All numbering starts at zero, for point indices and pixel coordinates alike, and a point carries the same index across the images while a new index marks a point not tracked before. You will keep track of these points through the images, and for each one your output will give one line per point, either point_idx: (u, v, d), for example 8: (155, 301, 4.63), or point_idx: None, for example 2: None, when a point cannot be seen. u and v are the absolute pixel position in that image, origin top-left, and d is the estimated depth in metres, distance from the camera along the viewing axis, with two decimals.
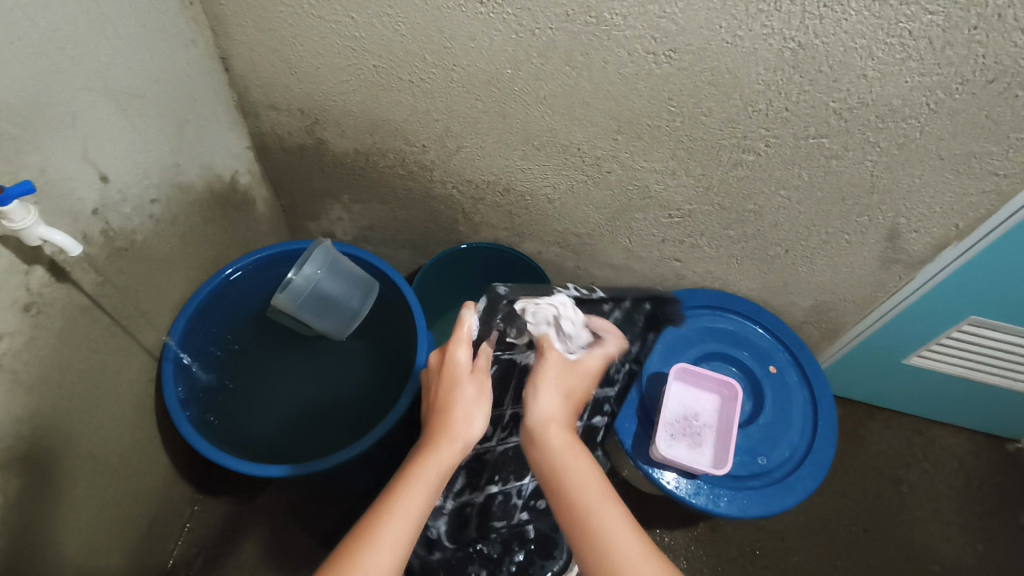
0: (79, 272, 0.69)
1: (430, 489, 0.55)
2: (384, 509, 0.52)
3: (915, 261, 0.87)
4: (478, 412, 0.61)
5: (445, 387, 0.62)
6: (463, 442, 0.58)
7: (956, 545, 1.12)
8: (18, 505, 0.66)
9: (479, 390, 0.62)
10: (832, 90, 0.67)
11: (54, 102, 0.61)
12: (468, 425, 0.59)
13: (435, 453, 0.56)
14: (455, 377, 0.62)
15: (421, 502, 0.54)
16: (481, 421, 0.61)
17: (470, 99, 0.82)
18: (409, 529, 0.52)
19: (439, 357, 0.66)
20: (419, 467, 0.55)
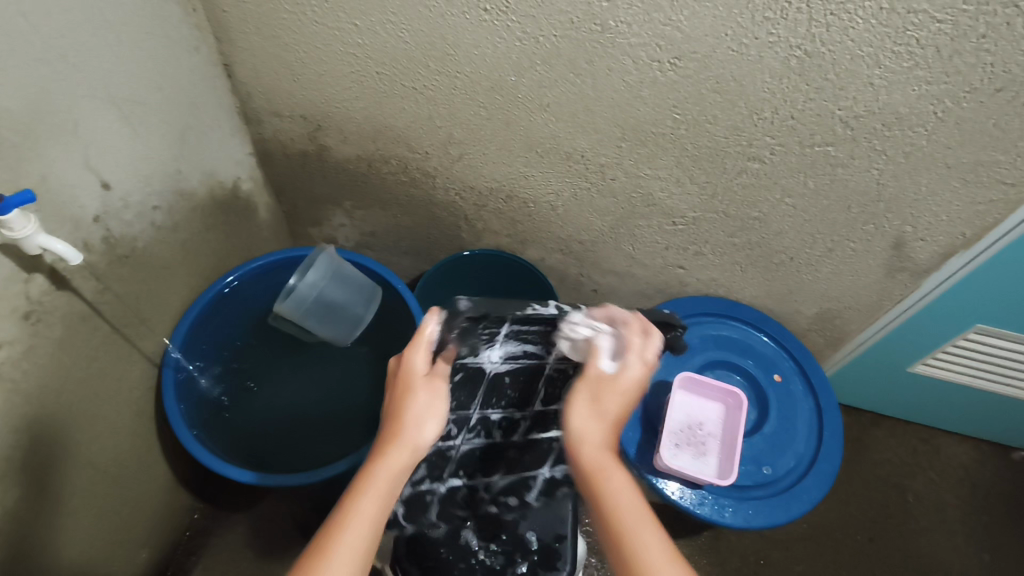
0: (80, 280, 0.69)
1: (377, 513, 0.50)
2: (324, 544, 0.47)
3: (921, 270, 0.87)
4: (432, 420, 0.56)
5: (397, 396, 0.57)
6: (413, 455, 0.54)
7: (963, 555, 1.11)
8: (16, 514, 0.66)
9: (432, 394, 0.57)
10: (838, 98, 0.67)
11: (55, 110, 0.61)
12: (417, 436, 0.54)
13: (382, 469, 0.52)
14: (407, 383, 0.57)
15: (367, 528, 0.49)
16: (435, 432, 0.55)
17: (474, 107, 0.81)
18: (354, 559, 0.47)
19: (394, 362, 0.61)
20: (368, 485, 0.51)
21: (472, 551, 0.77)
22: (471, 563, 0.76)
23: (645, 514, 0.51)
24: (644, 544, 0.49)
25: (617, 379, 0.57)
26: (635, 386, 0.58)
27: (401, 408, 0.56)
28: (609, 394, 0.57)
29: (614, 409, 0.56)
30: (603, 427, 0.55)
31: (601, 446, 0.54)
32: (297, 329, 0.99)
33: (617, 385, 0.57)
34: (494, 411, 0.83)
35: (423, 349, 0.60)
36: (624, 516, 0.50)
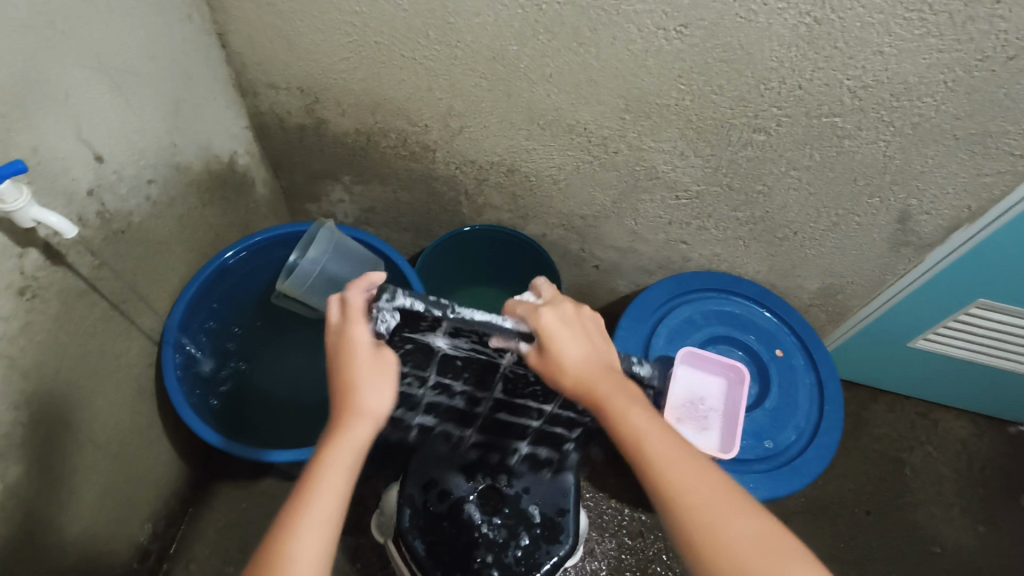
0: (75, 255, 0.68)
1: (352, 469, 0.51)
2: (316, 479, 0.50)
3: (925, 243, 0.86)
4: (368, 372, 0.54)
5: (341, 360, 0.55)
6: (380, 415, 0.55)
7: (958, 527, 1.13)
8: (15, 491, 0.65)
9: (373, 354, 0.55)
10: (847, 67, 0.65)
11: (45, 79, 0.59)
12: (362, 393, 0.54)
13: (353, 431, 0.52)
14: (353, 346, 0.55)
15: (344, 485, 0.50)
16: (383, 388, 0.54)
17: (473, 78, 0.80)
18: (336, 512, 0.49)
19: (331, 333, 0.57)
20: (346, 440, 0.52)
21: (475, 524, 0.77)
22: (474, 536, 0.76)
23: (658, 425, 0.54)
24: (669, 458, 0.52)
25: (557, 308, 0.61)
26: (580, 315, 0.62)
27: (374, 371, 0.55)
28: (553, 334, 0.58)
29: (586, 338, 0.60)
30: (576, 349, 0.58)
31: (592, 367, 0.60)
32: (296, 306, 0.97)
33: (565, 310, 0.61)
34: (457, 381, 0.73)
35: (359, 317, 0.57)
36: (639, 437, 0.54)
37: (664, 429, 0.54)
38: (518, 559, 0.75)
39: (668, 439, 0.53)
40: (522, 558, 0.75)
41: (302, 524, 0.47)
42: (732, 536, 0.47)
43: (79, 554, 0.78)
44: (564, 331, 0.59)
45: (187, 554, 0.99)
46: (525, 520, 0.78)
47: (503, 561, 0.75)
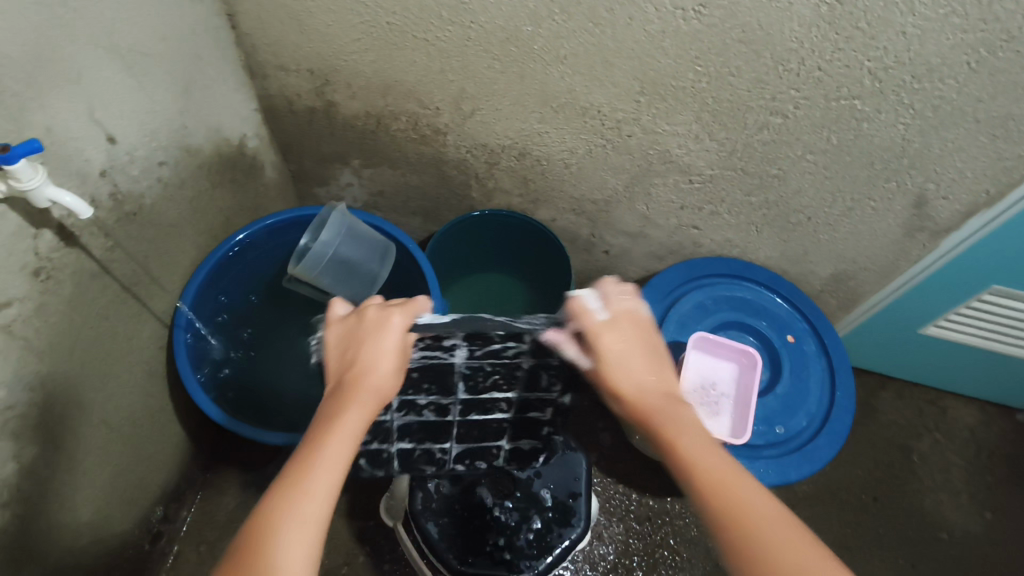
0: (88, 237, 0.67)
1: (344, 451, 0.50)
2: (313, 455, 0.49)
3: (941, 229, 0.85)
4: (393, 358, 0.58)
5: (366, 343, 0.59)
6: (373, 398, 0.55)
7: (965, 514, 1.13)
8: (30, 471, 0.66)
9: (401, 346, 0.60)
10: (868, 48, 0.64)
11: (57, 58, 0.58)
12: (384, 377, 0.57)
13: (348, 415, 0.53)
14: (387, 332, 0.59)
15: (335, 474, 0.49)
16: (396, 372, 0.58)
17: (487, 59, 0.79)
18: (320, 503, 0.47)
19: (348, 321, 0.62)
20: (339, 419, 0.52)
21: (487, 508, 0.77)
22: (486, 519, 0.76)
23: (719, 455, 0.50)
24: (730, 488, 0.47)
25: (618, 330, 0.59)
26: (646, 336, 0.60)
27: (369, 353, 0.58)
28: (620, 355, 0.58)
29: (653, 363, 0.58)
30: (641, 376, 0.57)
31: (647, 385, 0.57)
32: (309, 290, 0.98)
33: (625, 332, 0.59)
34: (421, 396, 0.70)
35: (408, 313, 0.62)
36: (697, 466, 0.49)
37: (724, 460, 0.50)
38: (530, 542, 0.75)
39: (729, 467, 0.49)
40: (534, 541, 0.75)
41: (299, 494, 0.46)
42: (793, 574, 0.42)
43: (93, 535, 0.79)
44: (626, 355, 0.58)
45: (197, 536, 1.00)
46: (537, 504, 0.78)
47: (516, 544, 0.75)
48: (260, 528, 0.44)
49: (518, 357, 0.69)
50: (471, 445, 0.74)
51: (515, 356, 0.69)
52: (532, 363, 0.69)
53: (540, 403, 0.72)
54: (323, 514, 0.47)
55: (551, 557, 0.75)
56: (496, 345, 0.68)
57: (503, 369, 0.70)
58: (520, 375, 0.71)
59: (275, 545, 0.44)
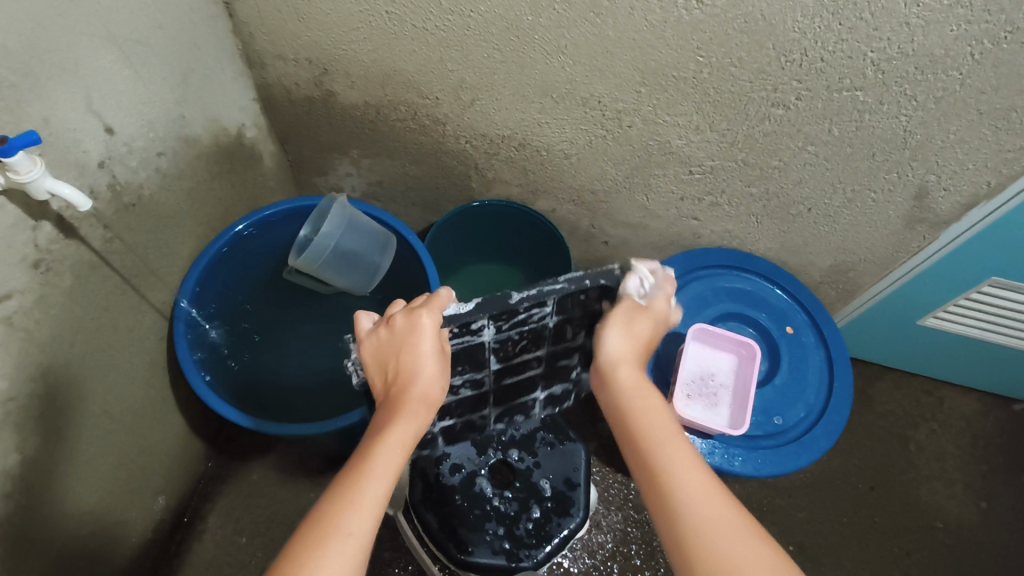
0: (88, 228, 0.67)
1: (401, 455, 0.53)
2: (361, 469, 0.51)
3: (941, 221, 0.85)
4: (434, 360, 0.60)
5: (405, 351, 0.60)
6: (426, 406, 0.58)
7: (960, 503, 1.14)
8: (33, 461, 0.66)
9: (439, 349, 0.61)
10: (871, 39, 0.64)
11: (54, 48, 0.58)
12: (429, 382, 0.59)
13: (400, 423, 0.55)
14: (421, 337, 0.60)
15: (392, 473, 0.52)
16: (440, 375, 0.60)
17: (487, 48, 0.78)
18: (380, 502, 0.49)
19: (380, 331, 0.62)
20: (388, 432, 0.54)
21: (486, 497, 0.77)
22: (485, 509, 0.76)
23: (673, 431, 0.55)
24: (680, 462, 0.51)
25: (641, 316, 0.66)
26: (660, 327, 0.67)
27: (414, 361, 0.59)
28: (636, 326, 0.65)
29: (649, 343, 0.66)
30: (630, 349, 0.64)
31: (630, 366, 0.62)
32: (310, 281, 0.98)
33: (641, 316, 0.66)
34: (455, 377, 0.70)
35: (437, 311, 0.62)
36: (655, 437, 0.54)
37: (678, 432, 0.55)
38: (530, 532, 0.75)
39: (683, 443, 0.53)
40: (533, 531, 0.75)
41: (347, 508, 0.47)
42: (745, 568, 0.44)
43: (96, 524, 0.79)
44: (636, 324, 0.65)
45: (200, 525, 1.01)
46: (535, 493, 0.78)
47: (515, 533, 0.75)
48: (307, 541, 0.45)
49: (543, 318, 0.66)
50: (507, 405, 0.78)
51: (540, 318, 0.66)
52: (556, 319, 0.67)
53: (567, 351, 0.72)
54: (371, 524, 0.48)
55: (551, 546, 0.75)
56: (523, 315, 0.64)
57: (529, 336, 0.68)
58: (547, 334, 0.69)
59: (322, 559, 0.44)
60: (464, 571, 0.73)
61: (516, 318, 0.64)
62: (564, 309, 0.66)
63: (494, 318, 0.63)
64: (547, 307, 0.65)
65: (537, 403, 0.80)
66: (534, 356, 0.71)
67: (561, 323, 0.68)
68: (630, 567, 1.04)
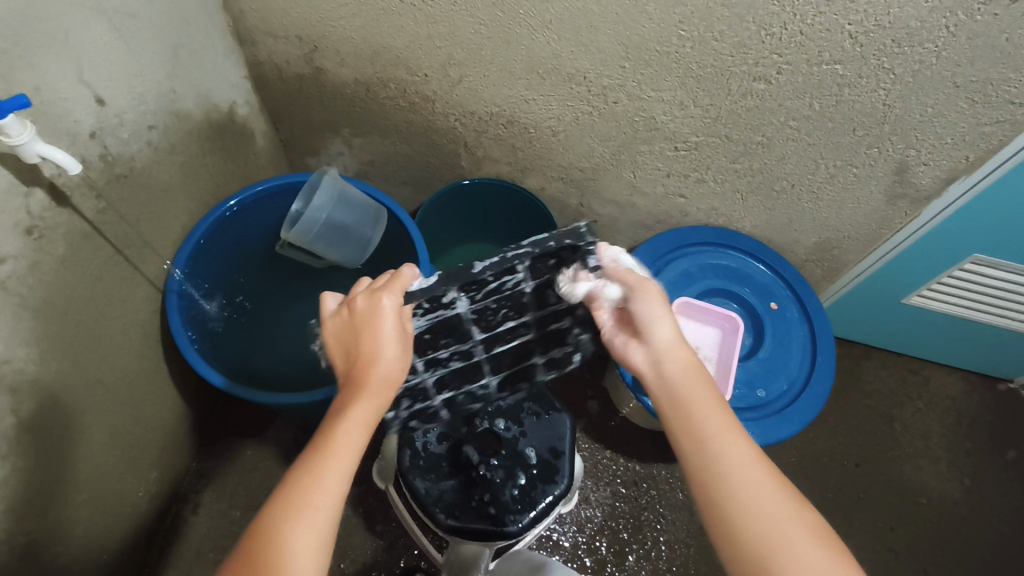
0: (79, 197, 0.69)
1: (365, 432, 0.53)
2: (326, 447, 0.51)
3: (922, 196, 0.86)
4: (395, 343, 0.58)
5: (366, 333, 0.58)
6: (388, 386, 0.56)
7: (944, 480, 1.16)
8: (29, 425, 0.68)
9: (399, 330, 0.59)
10: (849, 11, 0.65)
11: (44, 17, 0.59)
12: (389, 363, 0.57)
13: (362, 400, 0.54)
14: (381, 319, 0.59)
15: (355, 450, 0.52)
16: (401, 357, 0.58)
17: (473, 24, 0.79)
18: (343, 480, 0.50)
19: (342, 313, 0.61)
20: (349, 410, 0.53)
21: (473, 465, 0.79)
22: (472, 475, 0.78)
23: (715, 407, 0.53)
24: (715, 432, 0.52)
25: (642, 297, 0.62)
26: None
27: (373, 342, 0.57)
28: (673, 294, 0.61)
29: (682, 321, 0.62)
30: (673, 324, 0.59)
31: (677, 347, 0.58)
32: (304, 256, 1.00)
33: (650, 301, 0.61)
34: (442, 351, 0.74)
35: (398, 293, 0.61)
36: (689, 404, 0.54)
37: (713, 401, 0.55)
38: (515, 498, 0.77)
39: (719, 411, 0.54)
40: (518, 497, 0.77)
41: (315, 483, 0.48)
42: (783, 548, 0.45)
43: (93, 492, 0.81)
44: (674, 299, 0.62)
45: (194, 499, 1.03)
46: (521, 461, 0.80)
47: (501, 499, 0.77)
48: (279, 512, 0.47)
49: (517, 285, 0.72)
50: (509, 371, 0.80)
51: (515, 286, 0.73)
52: (531, 285, 0.73)
53: (555, 316, 0.76)
54: (336, 500, 0.49)
55: (535, 511, 0.76)
56: (496, 284, 0.71)
57: (509, 302, 0.74)
58: (526, 301, 0.74)
59: (291, 533, 0.46)
60: (451, 536, 0.75)
61: (490, 287, 0.71)
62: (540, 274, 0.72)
63: (467, 292, 0.70)
64: (521, 276, 0.72)
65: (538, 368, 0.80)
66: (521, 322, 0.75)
67: (541, 287, 0.73)
68: (618, 541, 1.06)
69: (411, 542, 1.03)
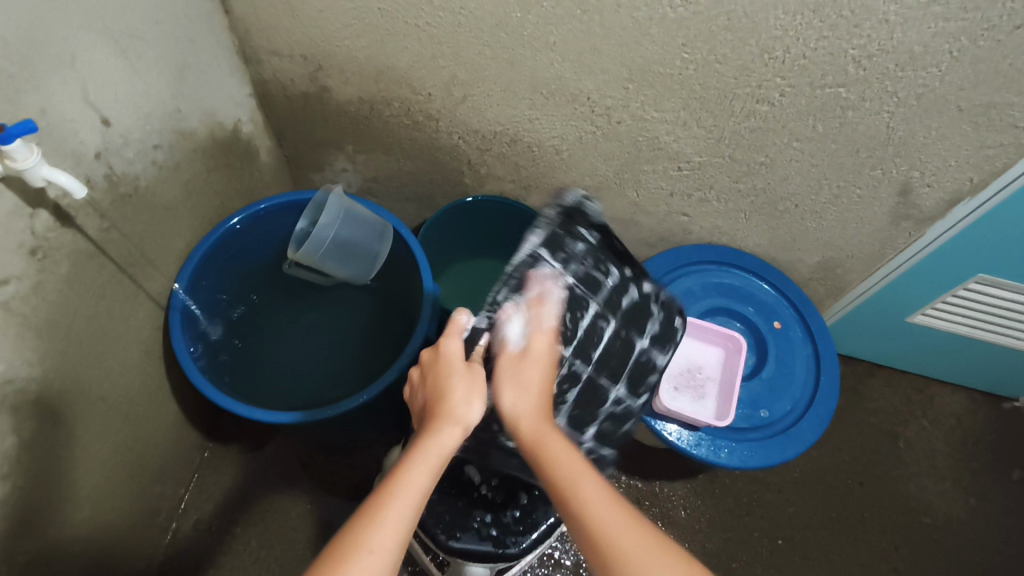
0: (84, 217, 0.69)
1: (431, 473, 0.52)
2: (388, 488, 0.50)
3: (926, 217, 0.86)
4: (469, 381, 0.59)
5: (438, 376, 0.60)
6: (463, 427, 0.56)
7: (949, 499, 1.15)
8: (32, 445, 0.67)
9: (471, 365, 0.60)
10: (852, 36, 0.65)
11: (51, 41, 0.60)
12: (459, 402, 0.57)
13: (435, 440, 0.54)
14: (450, 359, 0.61)
15: (421, 486, 0.51)
16: (477, 390, 0.58)
17: (478, 45, 0.79)
18: (408, 515, 0.48)
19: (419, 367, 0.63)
20: (418, 448, 0.53)
21: (474, 486, 0.78)
22: (473, 497, 0.77)
23: (581, 463, 0.54)
24: (591, 498, 0.51)
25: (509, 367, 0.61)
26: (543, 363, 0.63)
27: (448, 386, 0.58)
28: (521, 388, 0.60)
29: (535, 391, 0.60)
30: (532, 400, 0.59)
31: (532, 416, 0.58)
32: (309, 275, 0.99)
33: (513, 366, 0.61)
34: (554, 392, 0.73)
35: (458, 336, 0.63)
36: (558, 469, 0.53)
37: (586, 470, 0.53)
38: (517, 519, 0.77)
39: (592, 481, 0.52)
40: (520, 518, 0.77)
41: (372, 523, 0.47)
42: None
43: (94, 510, 0.81)
44: (516, 383, 0.60)
45: (194, 515, 1.03)
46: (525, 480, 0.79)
47: (501, 520, 0.76)
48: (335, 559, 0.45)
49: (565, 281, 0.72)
50: (625, 375, 0.78)
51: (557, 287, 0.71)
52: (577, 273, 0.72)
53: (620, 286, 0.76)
54: (393, 544, 0.47)
55: (536, 533, 0.76)
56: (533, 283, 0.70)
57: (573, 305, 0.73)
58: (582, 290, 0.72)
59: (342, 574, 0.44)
60: (452, 557, 0.75)
61: (533, 287, 0.70)
62: (585, 263, 0.74)
63: (517, 317, 0.69)
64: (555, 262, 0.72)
65: (653, 354, 0.79)
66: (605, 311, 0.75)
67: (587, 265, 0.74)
68: None
69: (411, 560, 1.02)
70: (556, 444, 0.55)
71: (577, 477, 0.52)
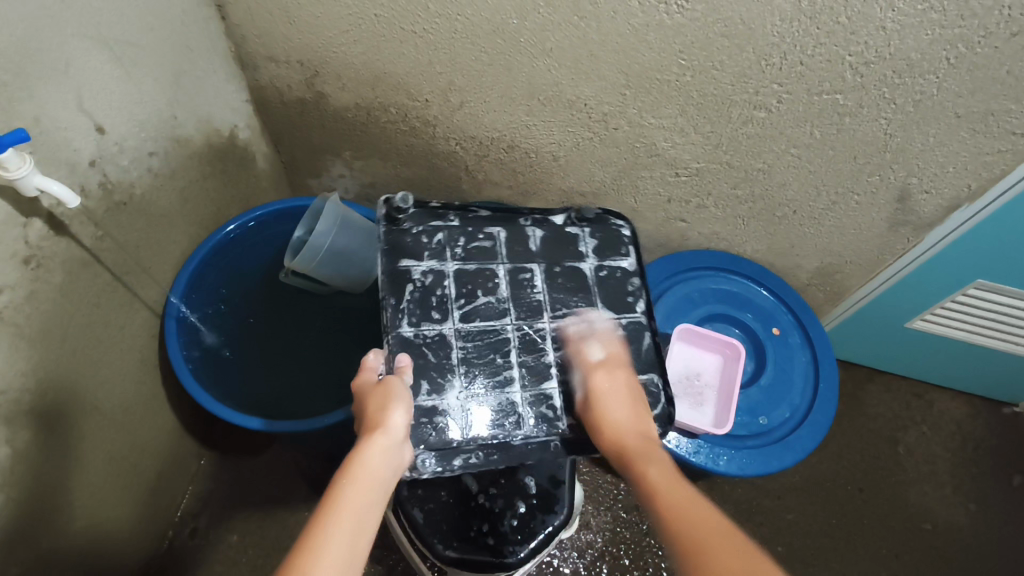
0: (78, 226, 0.69)
1: (374, 486, 0.54)
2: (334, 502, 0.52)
3: (925, 223, 0.86)
4: (390, 400, 0.62)
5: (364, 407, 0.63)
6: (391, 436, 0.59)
7: (949, 505, 1.14)
8: (25, 455, 0.67)
9: (393, 385, 0.64)
10: (849, 43, 0.65)
11: (45, 50, 0.59)
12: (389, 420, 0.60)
13: (366, 456, 0.56)
14: (369, 391, 0.64)
15: (365, 499, 0.53)
16: (400, 405, 0.62)
17: (475, 51, 0.79)
18: (354, 522, 0.50)
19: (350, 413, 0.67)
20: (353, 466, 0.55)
21: (473, 494, 0.77)
22: (470, 506, 0.77)
23: (674, 477, 0.59)
24: (680, 505, 0.55)
25: (610, 374, 0.70)
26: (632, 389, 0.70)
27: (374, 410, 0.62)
28: (602, 398, 0.68)
29: (639, 409, 0.68)
30: (626, 412, 0.67)
31: (629, 433, 0.66)
32: (304, 283, 0.98)
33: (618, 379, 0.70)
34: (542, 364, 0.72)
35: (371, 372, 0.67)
36: (652, 481, 0.59)
37: (678, 481, 0.58)
38: (514, 528, 0.76)
39: (682, 491, 0.57)
40: (517, 528, 0.76)
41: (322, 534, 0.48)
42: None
43: (89, 519, 0.80)
44: (615, 399, 0.68)
45: (190, 523, 1.02)
46: (522, 489, 0.78)
47: (499, 530, 0.76)
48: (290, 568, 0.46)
49: (439, 267, 0.75)
50: (602, 301, 0.77)
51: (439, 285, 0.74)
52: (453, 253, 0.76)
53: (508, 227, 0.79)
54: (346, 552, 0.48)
55: (534, 542, 0.76)
56: (411, 285, 0.73)
57: (461, 279, 0.75)
58: (475, 266, 0.76)
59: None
60: (449, 566, 0.75)
61: (409, 290, 0.73)
62: (455, 244, 0.76)
63: (414, 319, 0.72)
64: (418, 261, 0.75)
65: (610, 268, 0.80)
66: (490, 268, 0.76)
67: (451, 247, 0.76)
68: (618, 567, 1.05)
69: (408, 567, 1.02)
70: (652, 461, 0.62)
71: (669, 484, 0.58)
